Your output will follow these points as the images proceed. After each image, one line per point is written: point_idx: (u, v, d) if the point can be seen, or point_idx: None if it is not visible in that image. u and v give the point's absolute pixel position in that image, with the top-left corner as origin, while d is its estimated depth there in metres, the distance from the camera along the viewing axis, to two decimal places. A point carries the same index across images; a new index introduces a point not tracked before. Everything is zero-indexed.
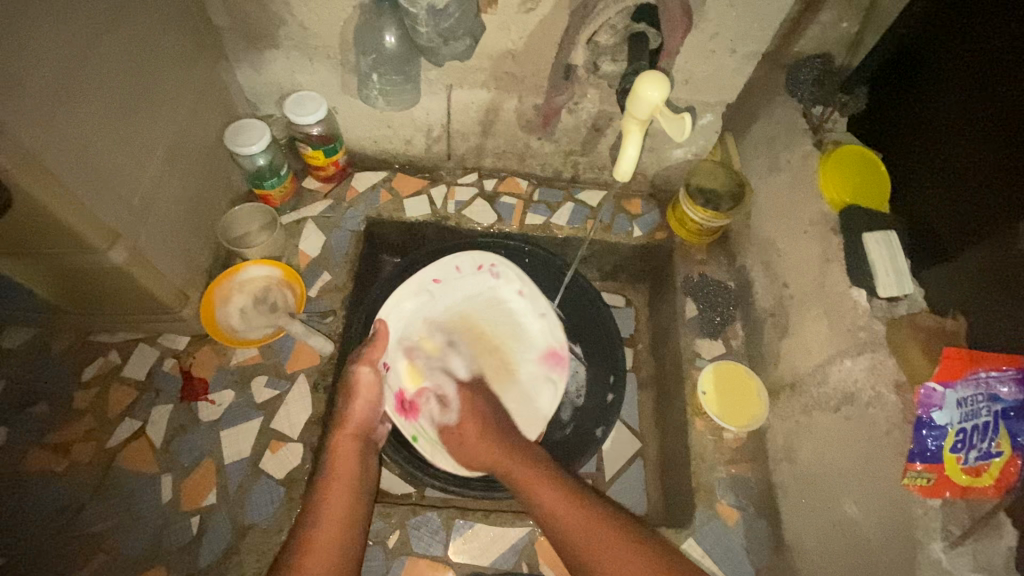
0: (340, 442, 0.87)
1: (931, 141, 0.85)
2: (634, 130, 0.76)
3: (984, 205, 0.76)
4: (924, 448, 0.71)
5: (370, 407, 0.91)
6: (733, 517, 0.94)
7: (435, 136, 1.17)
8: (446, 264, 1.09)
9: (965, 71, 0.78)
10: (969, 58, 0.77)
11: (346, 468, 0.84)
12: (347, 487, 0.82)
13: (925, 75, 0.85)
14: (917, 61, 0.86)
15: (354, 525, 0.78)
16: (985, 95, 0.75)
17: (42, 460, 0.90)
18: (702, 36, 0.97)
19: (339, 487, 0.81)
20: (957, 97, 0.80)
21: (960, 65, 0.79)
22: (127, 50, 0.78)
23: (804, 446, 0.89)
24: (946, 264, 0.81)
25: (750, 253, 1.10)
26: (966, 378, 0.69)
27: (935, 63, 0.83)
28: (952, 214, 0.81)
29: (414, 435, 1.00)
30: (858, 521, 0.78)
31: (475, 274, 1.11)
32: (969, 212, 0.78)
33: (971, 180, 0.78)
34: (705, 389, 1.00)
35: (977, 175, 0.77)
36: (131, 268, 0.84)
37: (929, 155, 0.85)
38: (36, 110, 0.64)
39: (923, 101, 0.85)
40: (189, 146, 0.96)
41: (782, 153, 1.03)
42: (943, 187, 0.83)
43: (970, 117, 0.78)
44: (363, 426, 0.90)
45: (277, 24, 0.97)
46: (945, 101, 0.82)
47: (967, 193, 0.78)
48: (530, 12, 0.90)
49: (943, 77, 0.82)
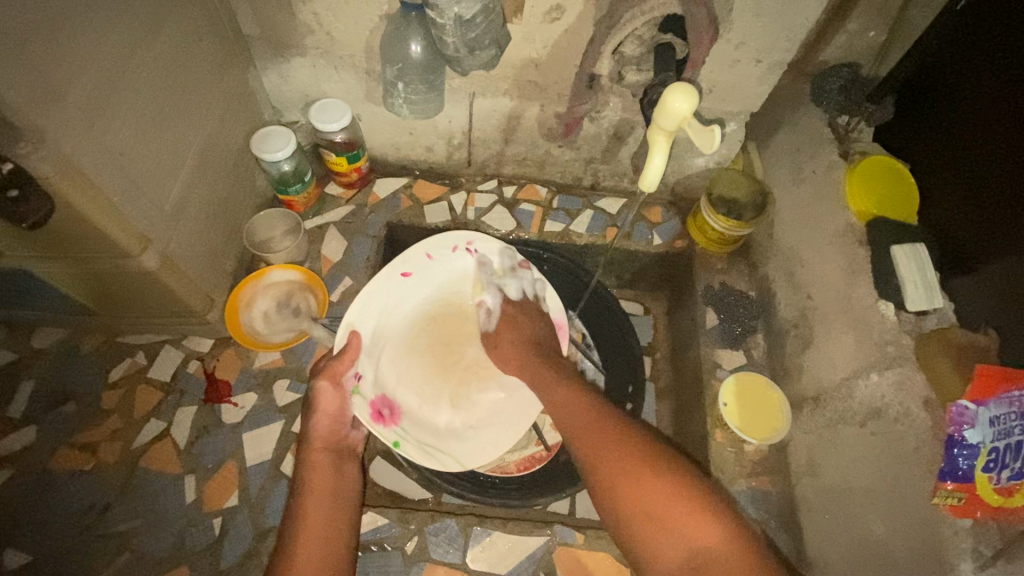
0: (310, 456, 0.83)
1: (967, 152, 0.82)
2: (660, 141, 0.72)
3: (1017, 220, 0.74)
4: (955, 467, 0.69)
5: (334, 419, 0.87)
6: (755, 531, 0.93)
7: (456, 143, 1.18)
8: (414, 253, 1.00)
9: (1002, 81, 0.76)
10: (1007, 66, 0.75)
11: (321, 484, 0.80)
12: (327, 497, 0.78)
13: (960, 83, 0.83)
14: (953, 69, 0.84)
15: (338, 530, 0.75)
16: (1021, 104, 0.73)
17: (69, 459, 0.92)
18: (727, 46, 0.97)
19: (317, 500, 0.78)
20: (994, 107, 0.77)
21: (996, 74, 0.77)
22: (161, 60, 0.80)
23: (827, 460, 0.88)
24: (977, 278, 0.79)
25: (773, 264, 1.09)
26: (999, 397, 0.69)
27: (973, 70, 0.81)
28: (986, 227, 0.79)
29: (393, 441, 0.91)
30: (883, 539, 0.77)
31: (449, 259, 1.02)
32: (1004, 227, 0.76)
33: (1007, 193, 0.76)
34: (727, 401, 0.99)
35: (1012, 189, 0.75)
36: (160, 273, 0.85)
37: (964, 167, 0.83)
38: (75, 121, 0.65)
39: (959, 110, 0.83)
40: (217, 153, 0.98)
41: (807, 163, 1.02)
42: (977, 200, 0.80)
43: (1005, 130, 0.75)
44: (331, 437, 0.85)
45: (305, 34, 0.99)
46: (981, 110, 0.79)
47: (1002, 207, 0.76)
48: (555, 21, 0.91)
49: (981, 86, 0.79)
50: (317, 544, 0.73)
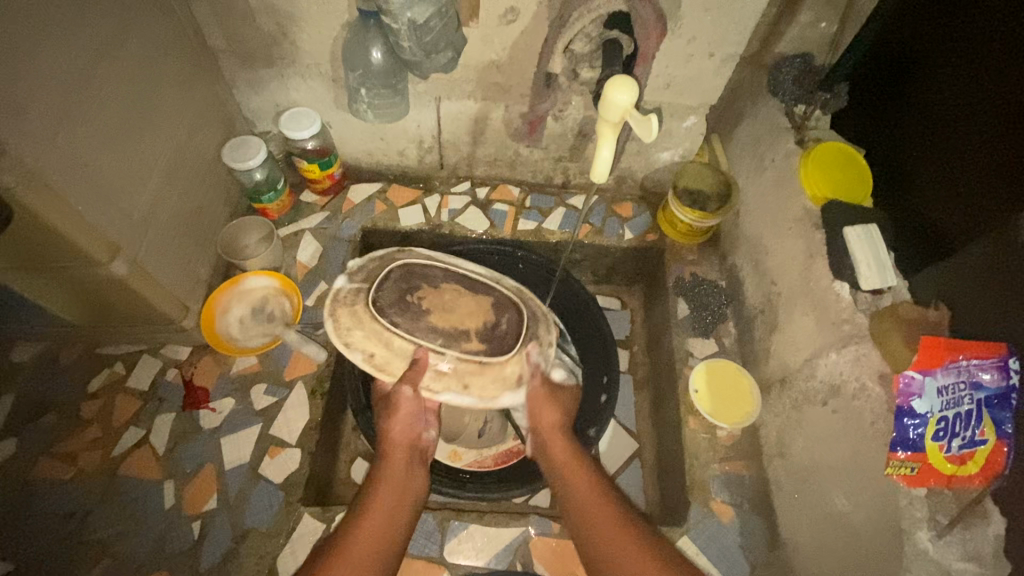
0: (392, 450, 0.82)
1: (931, 127, 0.82)
2: (607, 133, 0.74)
3: (976, 191, 0.74)
4: (906, 437, 0.71)
5: (411, 417, 0.82)
6: (728, 514, 0.94)
7: (427, 147, 1.20)
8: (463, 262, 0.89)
9: (959, 53, 0.76)
10: (965, 36, 0.75)
11: (395, 476, 0.79)
12: (397, 493, 0.77)
13: (921, 59, 0.83)
14: (913, 46, 0.84)
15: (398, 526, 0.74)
16: (984, 72, 0.73)
17: (49, 468, 0.93)
18: (680, 41, 1.00)
19: (387, 491, 0.77)
20: (949, 81, 0.78)
21: (953, 45, 0.77)
22: (125, 72, 0.82)
23: (795, 440, 0.90)
24: (947, 261, 0.77)
25: (740, 253, 1.11)
26: (946, 366, 0.69)
27: (932, 44, 0.81)
28: (949, 201, 0.79)
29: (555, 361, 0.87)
30: (847, 513, 0.79)
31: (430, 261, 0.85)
32: (968, 199, 0.75)
33: (971, 164, 0.75)
34: (697, 388, 1.03)
35: (977, 159, 0.74)
36: (131, 281, 0.86)
37: (928, 142, 0.83)
38: (38, 133, 0.68)
39: (924, 84, 0.83)
40: (187, 163, 1.00)
41: (767, 152, 1.05)
42: (942, 174, 0.80)
43: (968, 99, 0.75)
44: (410, 437, 0.83)
45: (271, 45, 1.02)
46: (943, 83, 0.79)
47: (966, 179, 0.76)
48: (511, 23, 0.94)
49: (940, 59, 0.80)
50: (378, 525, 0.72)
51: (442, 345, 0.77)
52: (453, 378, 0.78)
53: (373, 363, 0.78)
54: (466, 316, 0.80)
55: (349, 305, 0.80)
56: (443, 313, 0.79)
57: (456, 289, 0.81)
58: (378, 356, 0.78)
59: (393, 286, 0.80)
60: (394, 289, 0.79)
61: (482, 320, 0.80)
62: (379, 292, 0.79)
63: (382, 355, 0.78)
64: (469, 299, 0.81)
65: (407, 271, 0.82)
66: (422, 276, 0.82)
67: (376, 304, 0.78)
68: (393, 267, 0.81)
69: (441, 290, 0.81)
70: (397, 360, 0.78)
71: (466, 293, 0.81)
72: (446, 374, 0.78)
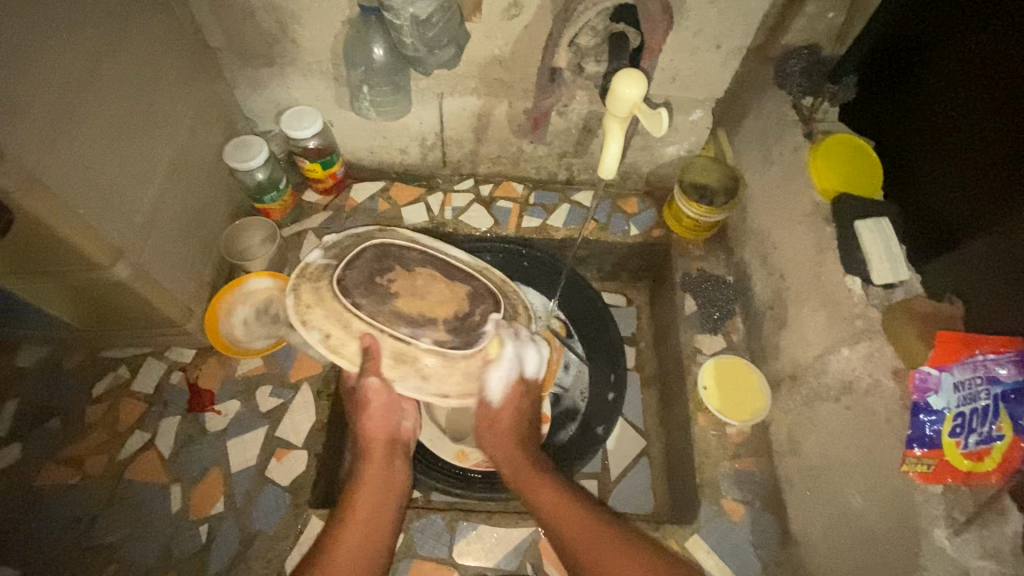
0: (370, 446, 0.82)
1: (935, 119, 0.82)
2: (615, 128, 0.73)
3: (985, 184, 0.74)
4: (923, 433, 0.69)
5: (387, 412, 0.82)
6: (739, 512, 0.93)
7: (430, 144, 1.19)
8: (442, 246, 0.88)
9: (966, 44, 0.75)
10: (976, 27, 0.74)
11: (376, 476, 0.79)
12: (378, 494, 0.77)
13: (927, 50, 0.82)
14: (919, 38, 0.83)
15: (380, 526, 0.74)
16: (990, 66, 0.72)
17: (55, 473, 0.93)
18: (686, 33, 0.98)
19: (368, 494, 0.76)
20: (957, 72, 0.77)
21: (958, 36, 0.77)
22: (125, 73, 0.81)
23: (805, 437, 0.89)
24: (958, 253, 0.77)
25: (748, 248, 1.10)
26: (963, 362, 0.68)
27: (939, 36, 0.80)
28: (956, 194, 0.78)
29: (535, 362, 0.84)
30: (861, 511, 0.78)
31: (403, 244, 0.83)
32: (978, 192, 0.75)
33: (978, 157, 0.75)
34: (705, 385, 1.01)
35: (983, 154, 0.74)
36: (133, 285, 0.86)
37: (936, 134, 0.82)
38: (37, 136, 0.66)
39: (930, 76, 0.82)
40: (188, 164, 0.99)
41: (774, 146, 1.03)
42: (949, 167, 0.80)
43: (972, 91, 0.75)
44: (386, 432, 0.83)
45: (272, 43, 1.00)
46: (951, 75, 0.78)
47: (973, 173, 0.76)
48: (514, 17, 0.92)
49: (948, 49, 0.79)
50: (357, 532, 0.72)
51: (406, 334, 0.74)
52: (413, 368, 0.74)
53: (328, 344, 0.74)
54: (438, 305, 0.77)
55: (313, 283, 0.77)
56: (413, 299, 0.77)
57: (430, 275, 0.79)
58: (334, 337, 0.74)
59: (363, 266, 0.78)
60: (364, 269, 0.77)
61: (454, 309, 0.77)
62: (349, 271, 0.77)
63: (338, 336, 0.74)
64: (444, 287, 0.79)
65: (382, 251, 0.80)
66: (397, 257, 0.80)
67: (341, 282, 0.76)
68: (368, 246, 0.80)
69: (414, 274, 0.79)
70: (354, 342, 0.74)
71: (440, 279, 0.80)
72: (407, 362, 0.74)
